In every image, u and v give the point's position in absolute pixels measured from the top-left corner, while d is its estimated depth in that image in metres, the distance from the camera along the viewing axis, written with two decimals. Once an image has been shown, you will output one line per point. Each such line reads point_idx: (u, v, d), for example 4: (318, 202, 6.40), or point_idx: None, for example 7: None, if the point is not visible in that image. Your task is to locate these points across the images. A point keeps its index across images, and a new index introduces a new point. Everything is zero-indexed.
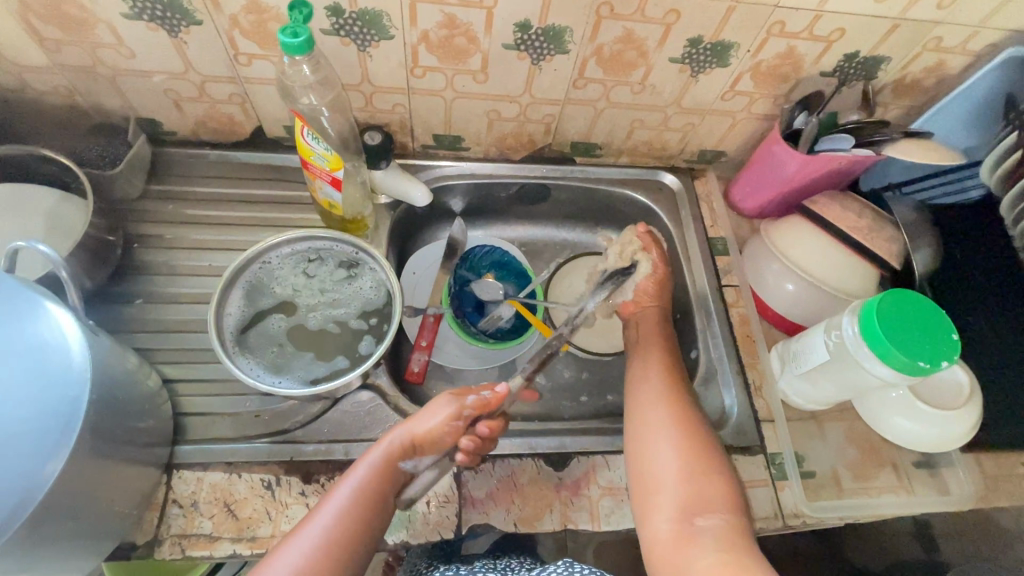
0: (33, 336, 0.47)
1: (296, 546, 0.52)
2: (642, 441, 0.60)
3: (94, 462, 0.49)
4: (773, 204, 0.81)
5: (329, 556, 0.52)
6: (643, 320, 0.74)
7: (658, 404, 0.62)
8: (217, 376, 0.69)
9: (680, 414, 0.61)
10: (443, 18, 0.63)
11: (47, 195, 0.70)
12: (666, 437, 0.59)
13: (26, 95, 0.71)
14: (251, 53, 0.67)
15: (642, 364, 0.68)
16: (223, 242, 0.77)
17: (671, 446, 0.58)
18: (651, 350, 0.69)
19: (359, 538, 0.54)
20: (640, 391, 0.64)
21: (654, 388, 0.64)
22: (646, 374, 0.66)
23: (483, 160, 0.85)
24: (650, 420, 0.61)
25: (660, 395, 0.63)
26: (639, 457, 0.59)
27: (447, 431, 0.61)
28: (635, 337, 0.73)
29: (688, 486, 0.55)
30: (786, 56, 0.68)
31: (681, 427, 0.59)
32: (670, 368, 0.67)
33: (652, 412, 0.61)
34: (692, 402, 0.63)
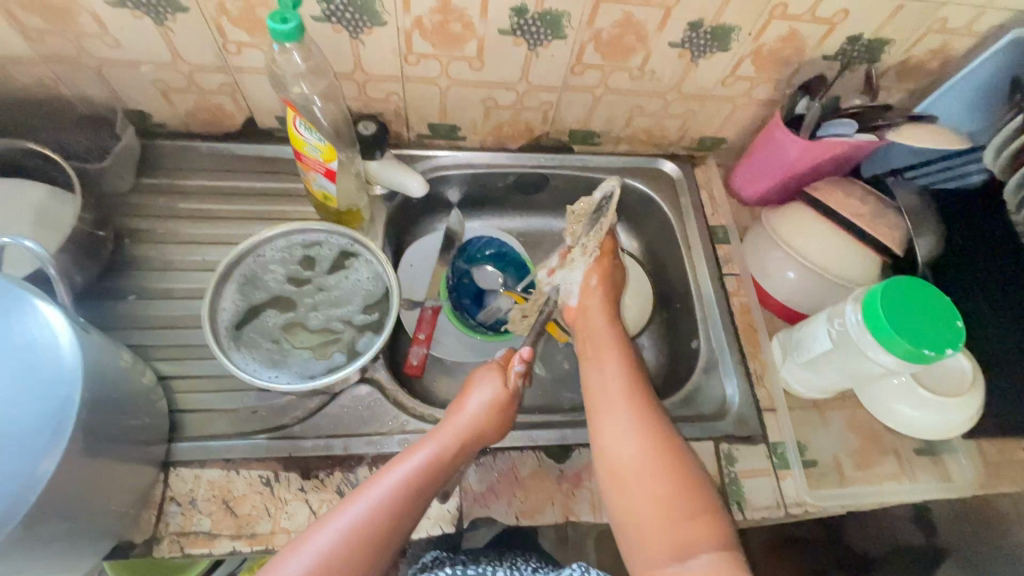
0: (24, 334, 0.46)
1: (341, 520, 0.50)
2: (617, 483, 0.55)
3: (88, 462, 0.48)
4: (775, 190, 0.80)
5: (374, 533, 0.50)
6: (599, 339, 0.66)
7: (625, 442, 0.56)
8: (213, 372, 0.68)
9: (650, 451, 0.55)
10: (438, 3, 0.61)
11: (34, 190, 0.69)
12: (641, 480, 0.54)
13: (11, 87, 0.70)
14: (241, 41, 0.65)
15: (605, 389, 0.61)
16: (216, 235, 0.76)
17: (648, 489, 0.53)
18: (610, 370, 0.62)
19: (406, 517, 0.52)
20: (604, 425, 0.58)
21: (620, 423, 0.57)
22: (608, 404, 0.59)
23: (480, 149, 0.84)
24: (621, 459, 0.55)
25: (628, 432, 0.56)
26: (617, 499, 0.55)
27: (492, 410, 0.61)
28: (592, 356, 0.65)
29: (672, 529, 0.51)
30: (788, 39, 0.67)
31: (655, 468, 0.54)
32: (635, 395, 0.60)
33: (620, 453, 0.56)
34: (668, 431, 0.57)
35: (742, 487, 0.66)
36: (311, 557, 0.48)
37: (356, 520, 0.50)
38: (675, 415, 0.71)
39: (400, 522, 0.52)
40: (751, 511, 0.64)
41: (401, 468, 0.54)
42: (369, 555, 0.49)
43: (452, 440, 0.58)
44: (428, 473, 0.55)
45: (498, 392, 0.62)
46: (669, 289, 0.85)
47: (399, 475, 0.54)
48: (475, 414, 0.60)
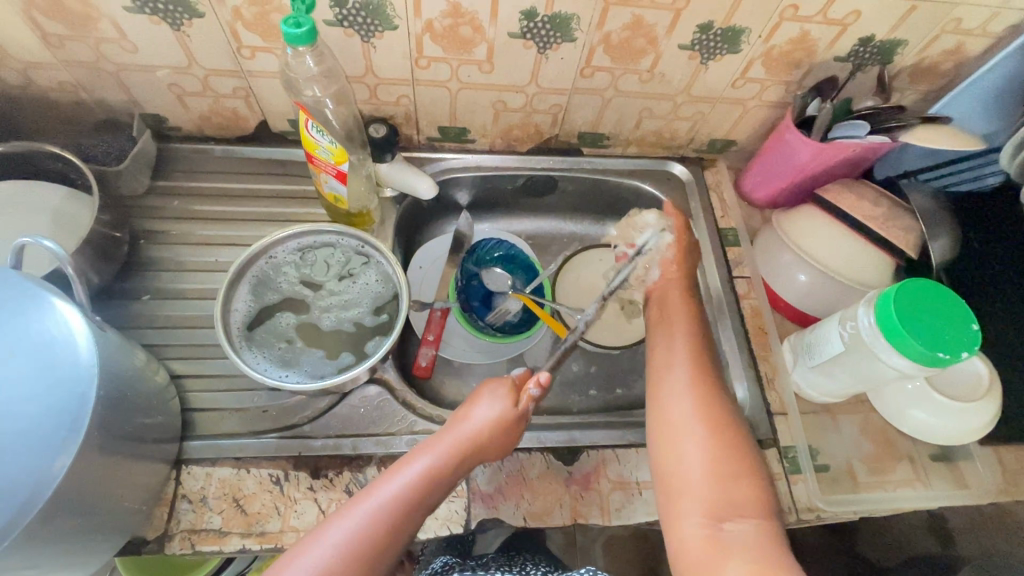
0: (42, 332, 0.47)
1: (333, 536, 0.51)
2: (665, 437, 0.57)
3: (103, 458, 0.49)
4: (786, 193, 0.80)
5: (365, 551, 0.51)
6: (670, 300, 0.69)
7: (684, 398, 0.58)
8: (225, 371, 0.69)
9: (708, 409, 0.57)
10: (448, 7, 0.62)
11: (53, 192, 0.70)
12: (694, 436, 0.55)
13: (32, 92, 0.71)
14: (255, 45, 0.66)
15: (666, 354, 0.63)
16: (229, 237, 0.77)
17: (699, 445, 0.55)
18: (676, 334, 0.64)
19: (397, 537, 0.52)
20: (664, 383, 0.60)
21: (681, 381, 0.59)
22: (671, 362, 0.62)
23: (489, 152, 0.84)
24: (675, 415, 0.57)
25: (688, 389, 0.59)
26: (663, 454, 0.56)
27: (495, 430, 0.59)
28: (659, 318, 0.68)
29: (718, 489, 0.52)
30: (799, 41, 0.67)
31: (710, 425, 0.56)
32: (698, 355, 0.62)
33: (677, 407, 0.58)
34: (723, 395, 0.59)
35: None
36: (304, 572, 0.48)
37: (348, 538, 0.51)
38: None
39: (391, 541, 0.52)
40: None
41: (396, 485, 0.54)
42: (359, 572, 0.50)
43: (450, 457, 0.57)
44: (423, 492, 0.55)
45: (505, 412, 0.60)
46: None
47: (393, 493, 0.54)
48: (479, 431, 0.59)
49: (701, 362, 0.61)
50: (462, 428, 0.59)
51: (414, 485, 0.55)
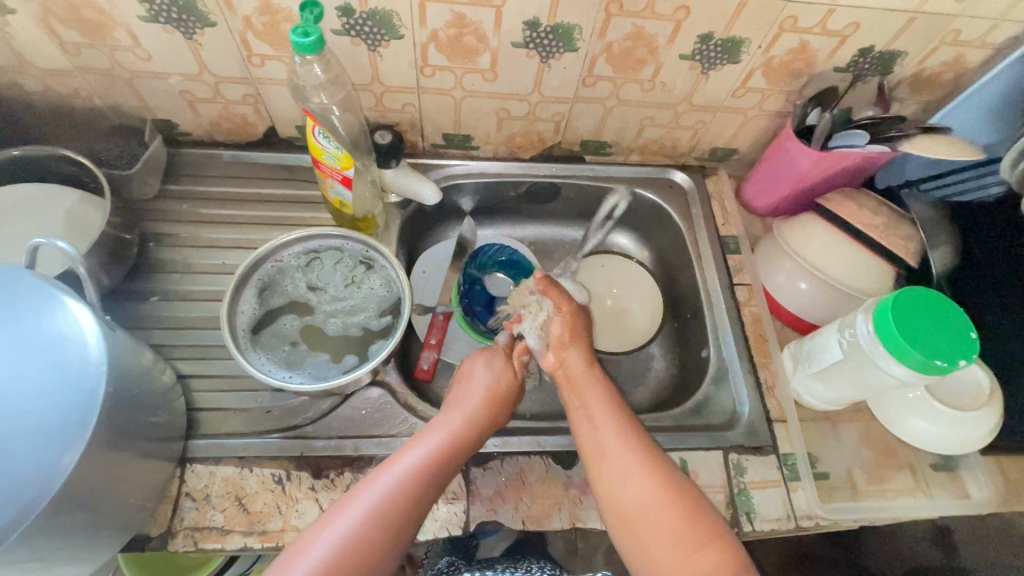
0: (53, 330, 0.48)
1: (368, 497, 0.52)
2: (632, 526, 0.54)
3: (109, 454, 0.50)
4: (787, 201, 0.80)
5: (397, 503, 0.52)
6: (582, 382, 0.65)
7: (633, 481, 0.55)
8: (230, 372, 0.70)
9: (661, 480, 0.55)
10: (453, 17, 0.63)
11: (67, 195, 0.72)
12: (657, 517, 0.53)
13: (48, 98, 0.73)
14: (264, 53, 0.68)
15: (591, 437, 0.60)
16: (236, 240, 0.78)
17: (663, 518, 0.53)
18: (596, 413, 0.61)
19: (428, 495, 0.54)
20: (607, 472, 0.57)
21: (624, 463, 0.56)
22: (605, 446, 0.58)
23: (493, 159, 0.86)
24: (621, 500, 0.55)
25: (634, 469, 0.56)
26: (635, 542, 0.54)
27: (498, 391, 0.66)
28: (577, 404, 0.64)
29: (688, 566, 0.50)
30: (799, 51, 0.68)
31: (667, 501, 0.54)
32: (631, 434, 0.59)
33: (630, 493, 0.55)
34: (668, 467, 0.57)
35: (750, 497, 0.65)
36: (342, 533, 0.49)
37: (382, 496, 0.52)
38: (684, 424, 0.71)
39: (423, 499, 0.54)
40: (761, 522, 0.63)
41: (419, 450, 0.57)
42: (397, 529, 0.51)
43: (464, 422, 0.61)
44: (446, 452, 0.57)
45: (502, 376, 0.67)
46: (680, 298, 0.85)
47: (419, 456, 0.56)
48: (484, 396, 0.64)
49: (628, 436, 0.59)
50: (469, 397, 0.64)
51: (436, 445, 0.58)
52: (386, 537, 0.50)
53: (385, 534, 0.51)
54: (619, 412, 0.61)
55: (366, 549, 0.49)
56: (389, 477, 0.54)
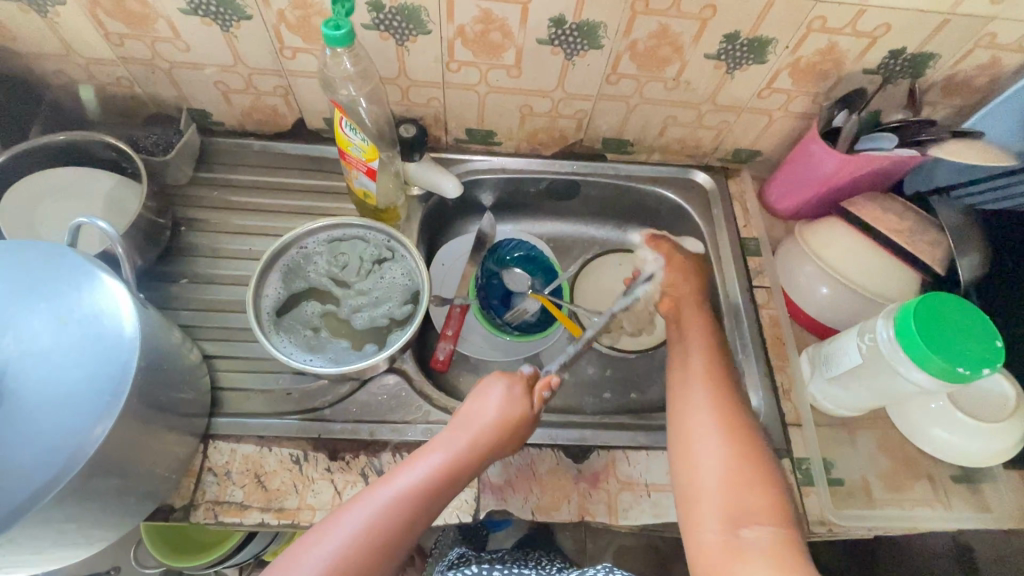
0: (91, 305, 0.51)
1: (360, 515, 0.53)
2: (687, 441, 0.58)
3: (140, 425, 0.52)
4: (811, 205, 0.79)
5: (381, 536, 0.52)
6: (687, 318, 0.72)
7: (705, 409, 0.60)
8: (253, 354, 0.72)
9: (731, 418, 0.59)
10: (480, 13, 0.64)
11: (105, 180, 0.75)
12: (716, 441, 0.57)
13: (92, 86, 0.77)
14: (296, 46, 0.70)
15: (684, 368, 0.65)
16: (264, 227, 0.81)
17: (719, 446, 0.56)
18: (690, 350, 0.67)
19: (411, 529, 0.54)
20: (684, 399, 0.62)
21: (699, 395, 0.61)
22: (693, 374, 0.64)
23: (515, 155, 0.87)
24: (694, 423, 0.59)
25: (706, 400, 0.61)
26: (682, 455, 0.58)
27: (508, 427, 0.61)
28: (678, 341, 0.70)
29: (732, 494, 0.53)
30: (827, 52, 0.67)
31: (731, 428, 0.58)
32: (716, 372, 0.64)
33: (699, 416, 0.59)
34: (741, 408, 0.60)
35: None
36: (333, 547, 0.50)
37: (374, 517, 0.53)
38: None
39: (410, 527, 0.54)
40: None
41: (416, 474, 0.56)
42: (380, 556, 0.51)
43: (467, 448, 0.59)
44: (442, 478, 0.57)
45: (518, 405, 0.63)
46: None
47: (414, 480, 0.56)
48: (490, 429, 0.60)
49: (715, 378, 0.63)
50: (475, 425, 0.61)
51: (434, 472, 0.57)
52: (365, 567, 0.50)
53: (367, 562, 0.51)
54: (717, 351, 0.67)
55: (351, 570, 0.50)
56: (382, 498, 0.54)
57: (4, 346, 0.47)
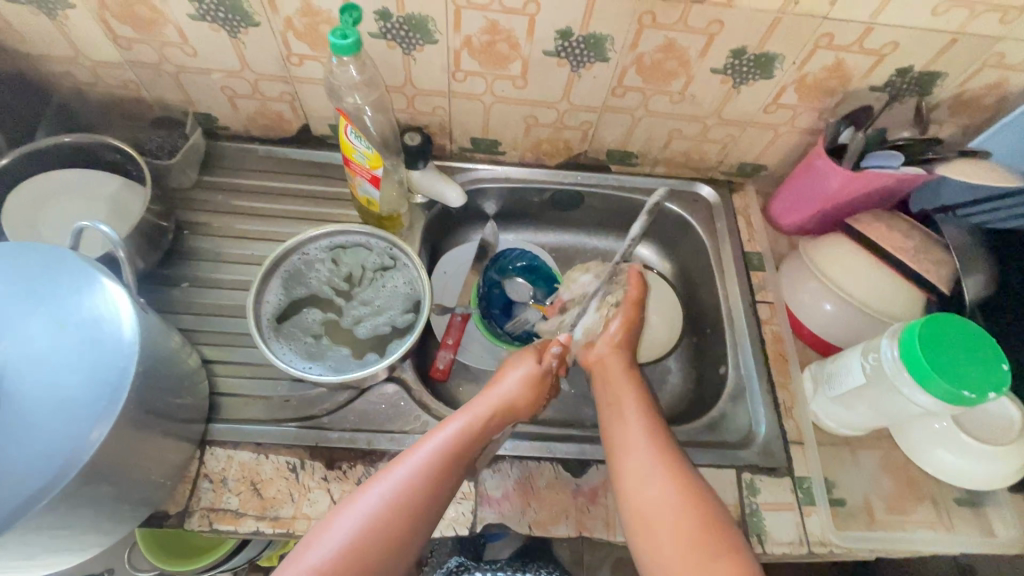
0: (90, 308, 0.51)
1: (382, 487, 0.53)
2: (646, 529, 0.54)
3: (135, 432, 0.52)
4: (814, 221, 0.79)
5: (407, 504, 0.52)
6: (616, 382, 0.66)
7: (649, 483, 0.55)
8: (252, 360, 0.72)
9: (689, 494, 0.54)
10: (487, 24, 0.64)
11: (110, 182, 0.75)
12: (677, 526, 0.53)
13: (100, 89, 0.77)
14: (303, 53, 0.70)
15: (620, 432, 0.61)
16: (266, 233, 0.81)
17: (688, 525, 0.53)
18: (626, 409, 0.62)
19: (441, 491, 0.54)
20: (625, 469, 0.57)
21: (639, 464, 0.57)
22: (634, 447, 0.58)
23: (519, 164, 0.86)
24: (641, 497, 0.55)
25: (647, 468, 0.56)
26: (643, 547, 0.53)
27: (524, 388, 0.65)
28: (609, 399, 0.65)
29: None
30: (834, 69, 0.67)
31: (688, 510, 0.53)
32: (654, 434, 0.59)
33: (643, 491, 0.55)
34: (683, 467, 0.57)
35: (762, 519, 0.64)
36: (356, 520, 0.51)
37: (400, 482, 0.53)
38: (698, 440, 0.70)
39: (438, 491, 0.54)
40: (772, 546, 0.62)
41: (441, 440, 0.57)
42: (411, 522, 0.52)
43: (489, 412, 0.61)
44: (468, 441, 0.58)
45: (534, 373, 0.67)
46: (701, 312, 0.85)
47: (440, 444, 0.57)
48: (508, 394, 0.63)
49: (653, 436, 0.59)
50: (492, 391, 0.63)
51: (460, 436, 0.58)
52: (391, 536, 0.51)
53: (393, 529, 0.51)
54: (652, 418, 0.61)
55: (375, 544, 0.50)
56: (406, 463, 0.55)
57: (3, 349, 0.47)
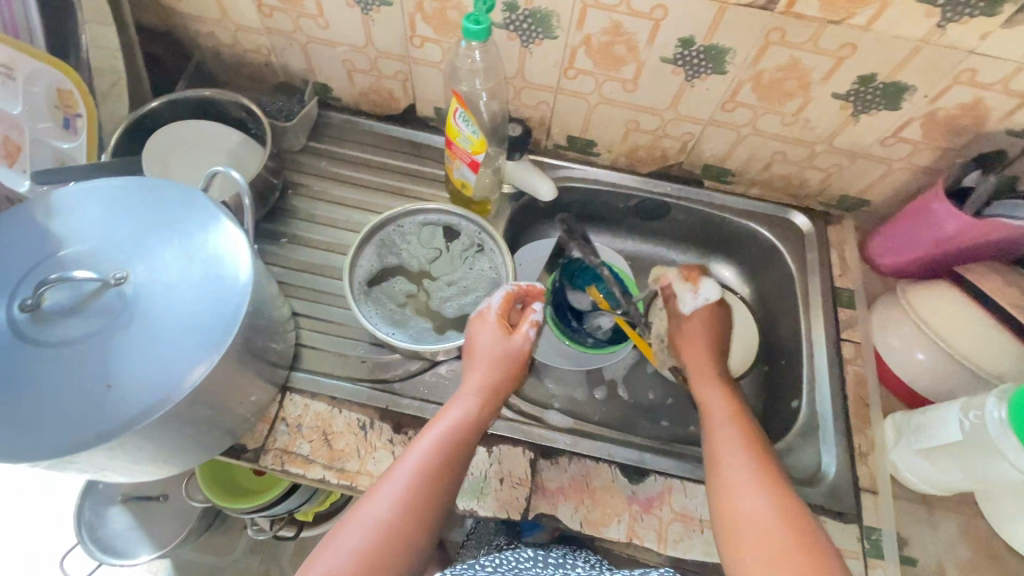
0: (215, 246, 0.55)
1: (391, 490, 0.55)
2: (737, 534, 0.53)
3: (237, 365, 0.56)
4: (921, 263, 0.75)
5: (421, 498, 0.55)
6: (715, 409, 0.66)
7: (749, 491, 0.54)
8: (335, 318, 0.76)
9: (782, 512, 0.52)
10: (610, 25, 0.65)
11: (231, 136, 0.81)
12: (768, 533, 0.51)
13: (235, 51, 0.83)
14: (426, 36, 0.73)
15: (721, 442, 0.60)
16: (362, 202, 0.85)
17: (779, 539, 0.50)
18: (724, 421, 0.63)
19: (450, 474, 0.57)
20: (721, 476, 0.57)
21: (737, 472, 0.57)
22: (726, 456, 0.59)
23: (610, 168, 0.87)
24: (739, 505, 0.54)
25: (748, 478, 0.56)
26: (734, 554, 0.52)
27: (507, 363, 0.66)
28: (706, 416, 0.66)
29: None
30: (970, 107, 0.63)
31: (782, 521, 0.51)
32: (757, 445, 0.59)
33: (743, 499, 0.54)
34: (784, 481, 0.56)
35: None
36: (374, 520, 0.53)
37: (380, 519, 0.53)
38: None
39: (422, 521, 0.54)
40: None
41: (411, 472, 0.56)
42: (426, 511, 0.55)
43: (476, 402, 0.63)
44: (439, 463, 0.57)
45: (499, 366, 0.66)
46: (778, 342, 0.82)
47: (410, 478, 0.55)
48: (496, 375, 0.65)
49: (755, 448, 0.59)
50: (481, 370, 0.65)
51: (427, 461, 0.56)
52: (412, 528, 0.53)
53: (412, 524, 0.54)
54: (747, 431, 0.61)
55: (396, 541, 0.52)
56: (379, 502, 0.54)
57: (141, 274, 0.54)
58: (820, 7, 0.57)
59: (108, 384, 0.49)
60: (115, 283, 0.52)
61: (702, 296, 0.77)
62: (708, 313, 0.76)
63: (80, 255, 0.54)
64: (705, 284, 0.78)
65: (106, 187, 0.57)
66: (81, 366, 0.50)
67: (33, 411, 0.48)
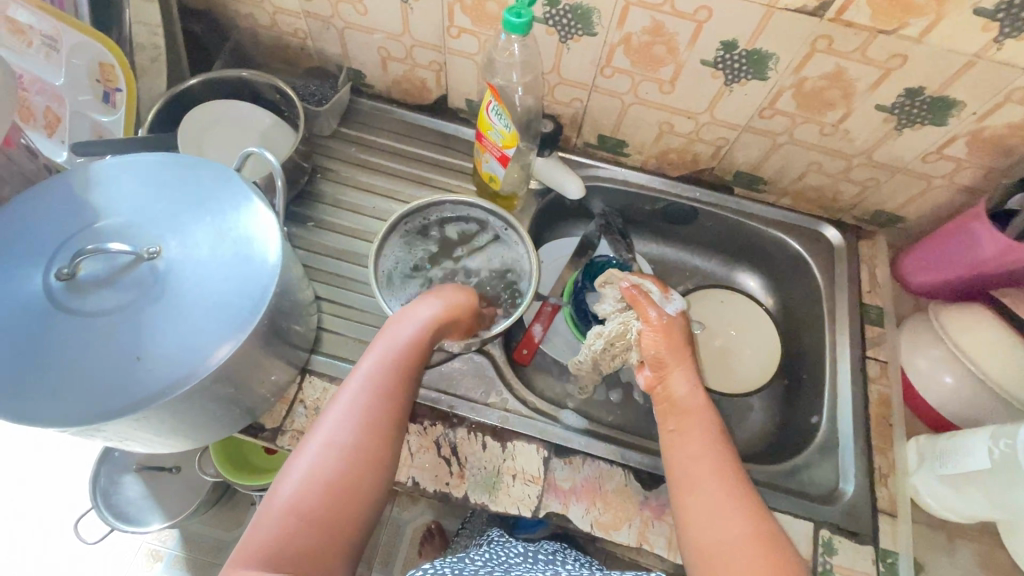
0: (246, 226, 0.56)
1: (313, 452, 0.49)
2: (715, 572, 0.48)
3: (260, 346, 0.56)
4: (953, 285, 0.73)
5: (350, 460, 0.49)
6: (692, 419, 0.58)
7: (723, 521, 0.50)
8: (357, 305, 0.76)
9: (758, 544, 0.48)
10: (651, 24, 0.64)
11: (264, 118, 0.82)
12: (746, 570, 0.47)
13: (272, 33, 0.84)
14: (463, 27, 0.73)
15: (690, 462, 0.54)
16: (388, 190, 0.85)
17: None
18: (693, 434, 0.57)
19: (380, 428, 0.52)
20: (692, 502, 0.52)
21: (709, 499, 0.51)
22: (696, 478, 0.53)
23: (639, 169, 0.86)
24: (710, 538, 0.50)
25: (720, 506, 0.51)
26: None
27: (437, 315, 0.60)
28: (673, 427, 0.58)
29: None
30: (1019, 127, 0.61)
31: (761, 554, 0.47)
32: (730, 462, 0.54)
33: (714, 531, 0.50)
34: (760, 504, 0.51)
35: None
36: (298, 484, 0.47)
37: (305, 482, 0.48)
38: (777, 484, 0.67)
39: (355, 481, 0.49)
40: None
41: (376, 391, 0.53)
42: (358, 469, 0.49)
43: (402, 355, 0.56)
44: (390, 384, 0.54)
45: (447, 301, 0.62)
46: (801, 356, 0.81)
47: (370, 404, 0.52)
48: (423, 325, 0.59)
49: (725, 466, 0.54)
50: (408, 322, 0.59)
51: (376, 383, 0.54)
52: (342, 489, 0.48)
53: (343, 483, 0.48)
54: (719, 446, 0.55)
55: (324, 505, 0.47)
56: (332, 431, 0.50)
57: (172, 250, 0.54)
58: (872, 16, 0.56)
59: (138, 356, 0.50)
60: (148, 257, 0.53)
61: (676, 303, 0.69)
62: (680, 320, 0.66)
63: (115, 227, 0.55)
64: (677, 295, 0.71)
65: (142, 161, 0.58)
66: (112, 337, 0.51)
67: (64, 379, 0.49)
